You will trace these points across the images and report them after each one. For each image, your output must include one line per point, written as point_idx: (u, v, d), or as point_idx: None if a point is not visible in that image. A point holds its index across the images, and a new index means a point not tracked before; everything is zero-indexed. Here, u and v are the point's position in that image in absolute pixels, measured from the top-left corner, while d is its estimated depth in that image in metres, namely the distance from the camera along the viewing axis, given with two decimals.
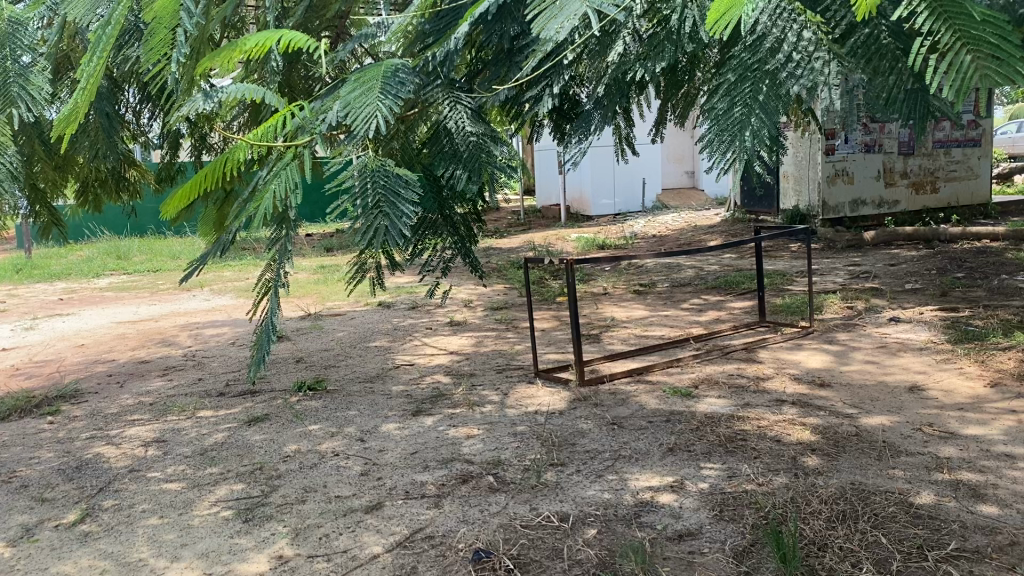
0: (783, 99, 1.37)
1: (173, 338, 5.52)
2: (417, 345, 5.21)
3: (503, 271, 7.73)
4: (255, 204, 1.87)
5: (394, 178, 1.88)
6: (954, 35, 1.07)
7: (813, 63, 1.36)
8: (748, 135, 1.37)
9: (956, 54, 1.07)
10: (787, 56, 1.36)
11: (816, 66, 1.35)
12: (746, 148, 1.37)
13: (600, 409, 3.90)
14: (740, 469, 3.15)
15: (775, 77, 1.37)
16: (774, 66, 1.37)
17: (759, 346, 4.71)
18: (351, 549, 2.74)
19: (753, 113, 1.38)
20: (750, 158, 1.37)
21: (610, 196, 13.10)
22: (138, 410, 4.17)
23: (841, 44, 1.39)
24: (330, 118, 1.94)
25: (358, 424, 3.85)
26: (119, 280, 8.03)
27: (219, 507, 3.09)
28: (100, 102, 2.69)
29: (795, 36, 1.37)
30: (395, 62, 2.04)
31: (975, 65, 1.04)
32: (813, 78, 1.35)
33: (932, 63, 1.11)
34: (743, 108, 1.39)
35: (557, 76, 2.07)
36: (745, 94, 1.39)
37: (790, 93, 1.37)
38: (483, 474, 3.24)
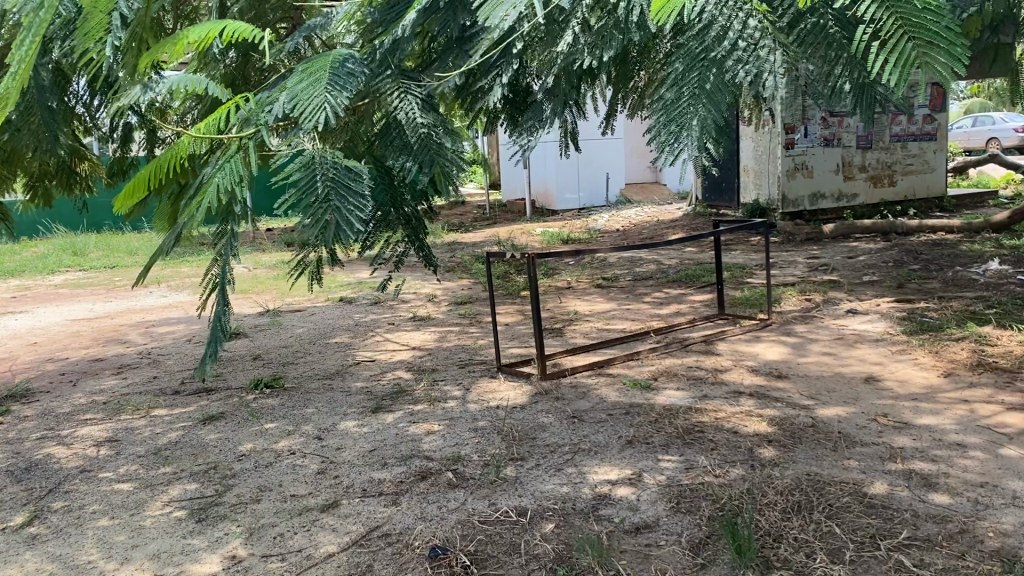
0: (730, 87, 1.35)
1: (129, 335, 5.42)
2: (378, 340, 5.17)
3: (467, 266, 7.70)
4: (198, 198, 1.85)
5: (343, 171, 1.86)
6: (896, 22, 1.10)
7: (759, 51, 1.35)
8: (696, 125, 1.35)
9: (898, 42, 1.09)
10: (733, 44, 1.35)
11: (762, 53, 1.34)
12: (694, 138, 1.34)
13: (561, 403, 3.89)
14: (698, 460, 3.17)
15: (721, 65, 1.35)
16: (720, 54, 1.35)
17: (719, 338, 4.74)
18: (306, 548, 2.70)
19: (700, 103, 1.36)
20: (698, 148, 1.33)
21: (574, 191, 13.13)
22: (91, 410, 4.08)
23: (787, 32, 1.38)
24: (275, 109, 1.90)
25: (316, 421, 3.80)
26: (74, 277, 7.88)
27: (172, 507, 3.04)
28: (43, 95, 2.60)
29: (741, 24, 1.36)
30: (344, 53, 2.01)
31: (916, 54, 1.08)
32: (758, 66, 1.33)
33: (873, 51, 1.14)
34: (691, 99, 1.37)
35: (507, 65, 2.09)
36: (693, 85, 1.37)
37: (736, 81, 1.34)
38: (442, 470, 3.22)
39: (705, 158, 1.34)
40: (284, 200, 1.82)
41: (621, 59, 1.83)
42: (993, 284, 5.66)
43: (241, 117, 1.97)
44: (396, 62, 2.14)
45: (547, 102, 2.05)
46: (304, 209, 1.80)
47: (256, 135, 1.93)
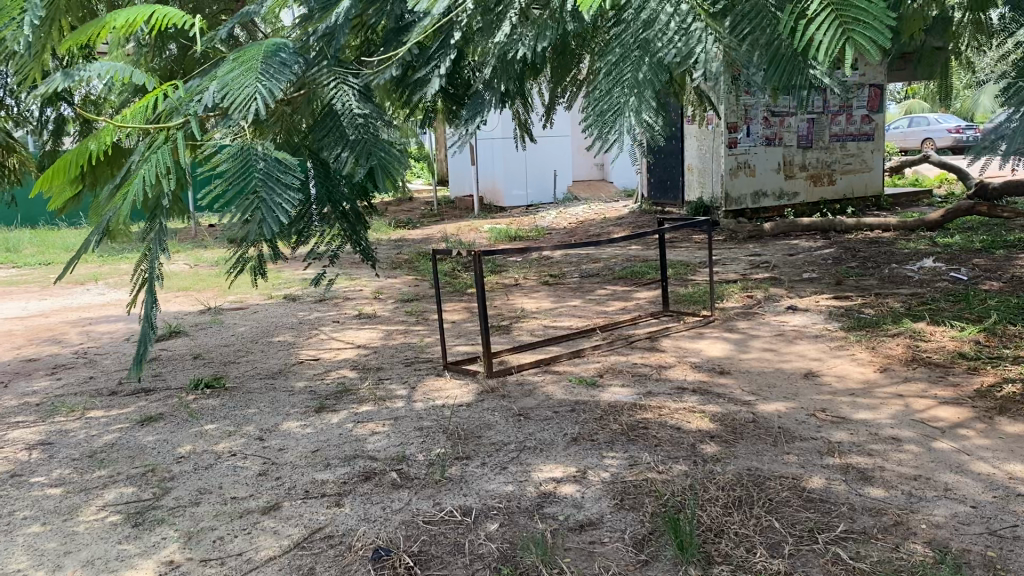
0: (662, 72, 1.38)
1: (63, 335, 5.26)
2: (322, 339, 5.11)
3: (414, 262, 7.66)
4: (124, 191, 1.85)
5: (273, 161, 1.82)
6: (823, 3, 1.22)
7: (691, 36, 1.37)
8: (630, 112, 1.37)
9: (826, 19, 1.21)
10: (664, 25, 1.39)
11: (694, 35, 1.37)
12: (627, 127, 1.36)
13: (507, 400, 3.89)
14: (641, 457, 3.20)
15: (653, 49, 1.38)
16: (650, 36, 1.39)
17: (663, 335, 4.79)
18: (246, 552, 2.66)
19: (635, 93, 1.38)
20: (632, 135, 1.35)
21: (522, 187, 13.15)
22: (22, 412, 3.95)
23: (720, 18, 1.38)
24: (205, 99, 1.88)
25: (258, 422, 3.74)
26: (7, 274, 7.63)
27: (107, 512, 2.96)
28: None
29: (673, 8, 1.40)
30: (277, 42, 2.00)
31: (843, 31, 1.19)
32: (690, 46, 1.36)
33: (801, 28, 1.25)
34: (625, 88, 1.39)
35: (444, 57, 2.12)
36: (628, 74, 1.38)
37: (668, 66, 1.38)
38: (386, 470, 3.19)
39: (638, 146, 1.35)
40: (210, 189, 1.78)
41: (557, 52, 1.90)
42: (927, 281, 5.83)
43: (173, 109, 1.96)
44: (332, 53, 2.13)
45: (486, 92, 2.08)
46: (230, 198, 1.74)
47: (186, 126, 1.92)
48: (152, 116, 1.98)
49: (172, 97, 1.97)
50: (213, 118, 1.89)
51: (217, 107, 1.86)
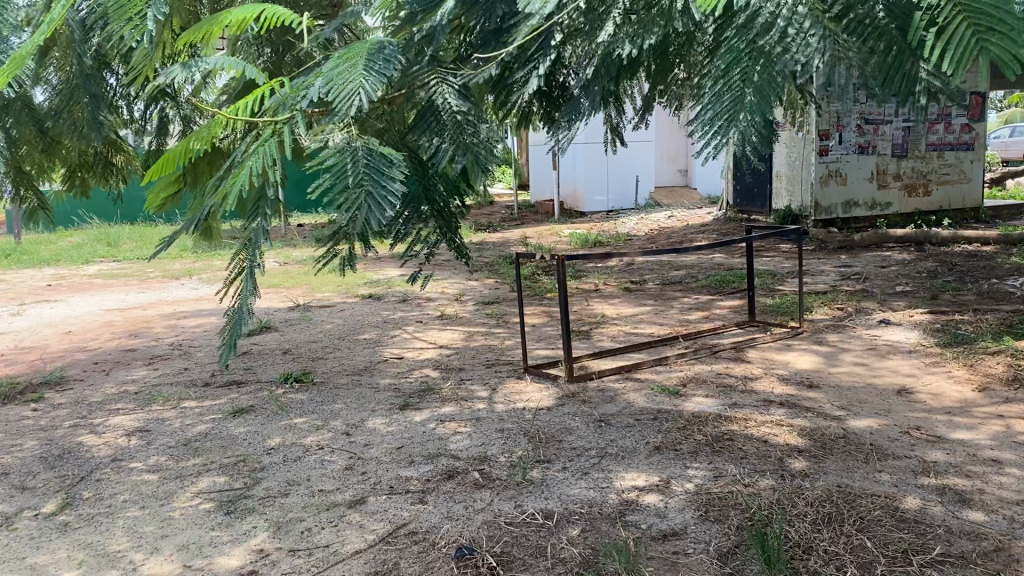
0: (777, 77, 1.36)
1: (160, 327, 5.47)
2: (406, 338, 5.18)
3: (495, 265, 7.71)
4: (232, 180, 1.88)
5: (377, 157, 1.86)
6: (954, 10, 1.13)
7: (807, 43, 1.35)
8: (742, 115, 1.34)
9: (957, 28, 1.12)
10: (781, 33, 1.36)
11: (810, 42, 1.35)
12: (740, 133, 1.34)
13: (588, 406, 3.88)
14: (727, 469, 3.14)
15: (768, 55, 1.36)
16: (768, 44, 1.36)
17: (748, 346, 4.70)
18: (332, 544, 2.71)
19: (747, 92, 1.36)
20: (744, 140, 1.33)
21: (603, 192, 13.10)
22: (122, 399, 4.12)
23: (838, 20, 1.36)
24: (311, 94, 1.94)
25: (344, 417, 3.82)
26: (108, 268, 7.97)
27: (201, 499, 3.06)
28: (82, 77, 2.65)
29: (787, 12, 1.37)
30: (380, 42, 2.04)
31: (975, 41, 1.09)
32: (806, 55, 1.35)
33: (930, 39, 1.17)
34: (737, 88, 1.36)
35: (544, 58, 2.11)
36: (740, 74, 1.36)
37: (783, 71, 1.36)
38: (469, 470, 3.21)
39: (744, 151, 1.34)
40: (319, 182, 1.82)
41: (659, 54, 1.91)
42: None
43: (279, 104, 2.01)
44: (432, 52, 2.16)
45: (584, 97, 2.09)
46: (336, 191, 1.78)
47: (292, 120, 1.97)
48: (260, 110, 2.05)
49: (278, 93, 2.04)
50: (318, 113, 1.94)
51: (323, 102, 1.92)
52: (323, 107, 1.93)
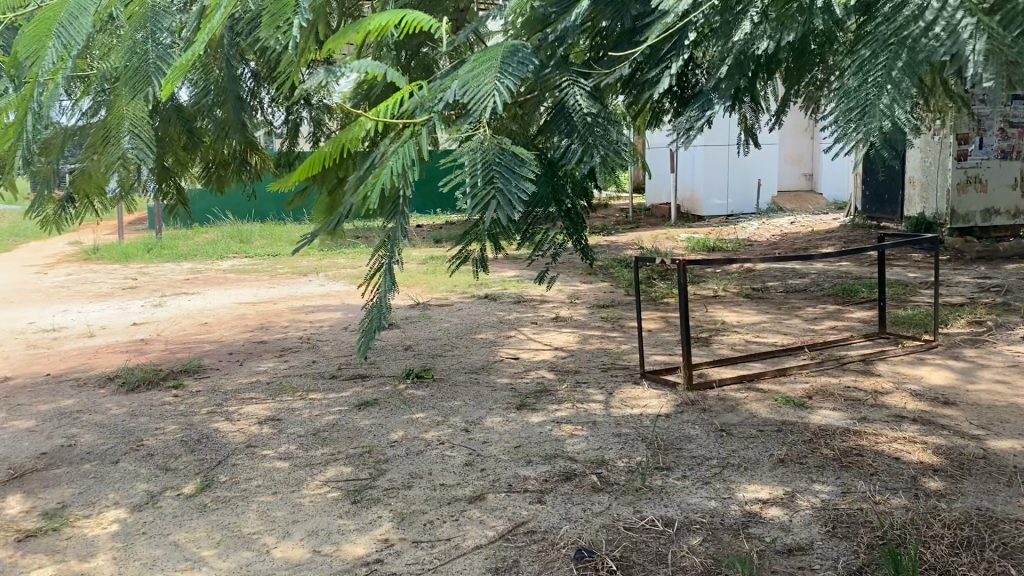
0: (919, 70, 1.36)
1: (289, 320, 5.71)
2: (522, 339, 5.23)
3: (610, 268, 7.68)
4: (373, 179, 1.95)
5: (509, 155, 1.88)
6: None
7: (959, 34, 1.33)
8: (880, 109, 1.34)
9: None
10: (927, 25, 1.36)
11: (961, 34, 1.33)
12: (874, 127, 1.34)
13: (708, 414, 3.81)
14: (856, 485, 3.03)
15: (913, 49, 1.36)
16: (913, 34, 1.37)
17: (877, 358, 4.51)
18: (454, 538, 2.77)
19: (886, 88, 1.36)
20: (878, 135, 1.33)
21: (723, 196, 12.85)
22: (255, 389, 4.32)
23: (992, 14, 1.33)
24: (447, 96, 1.98)
25: (463, 414, 3.89)
26: (241, 263, 8.38)
27: (328, 487, 3.18)
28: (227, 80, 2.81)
29: (938, 6, 1.36)
30: (514, 45, 2.06)
31: None
32: (956, 46, 1.32)
33: None
34: (876, 85, 1.37)
35: (677, 56, 2.08)
36: (881, 70, 1.36)
37: (928, 64, 1.35)
38: (587, 473, 3.22)
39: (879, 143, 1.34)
40: (451, 179, 1.86)
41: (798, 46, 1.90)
42: None
43: (419, 107, 2.08)
44: (562, 53, 2.17)
45: (715, 95, 2.03)
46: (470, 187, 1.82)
47: (429, 122, 2.02)
48: (398, 112, 2.11)
49: (416, 95, 2.10)
50: (455, 115, 1.99)
51: (459, 103, 1.96)
52: (459, 108, 1.97)
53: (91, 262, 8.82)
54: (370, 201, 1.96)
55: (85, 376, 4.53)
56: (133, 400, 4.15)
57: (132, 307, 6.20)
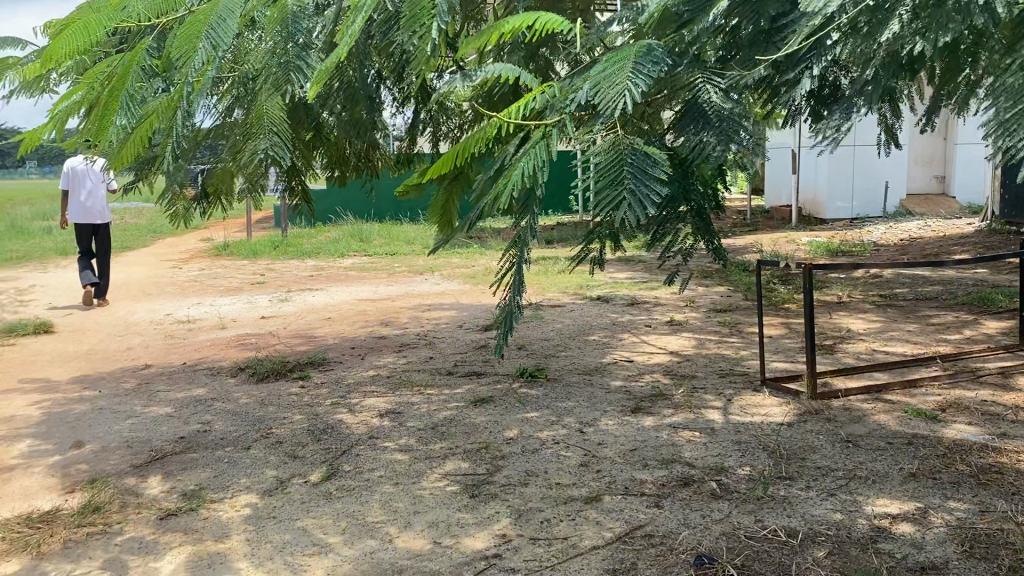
0: None
1: (407, 317, 5.86)
2: (636, 342, 5.19)
3: (727, 272, 7.53)
4: (504, 180, 1.99)
5: (641, 156, 1.87)
6: None
7: None
8: None
9: None
10: None
11: None
12: None
13: (833, 424, 3.69)
14: (995, 504, 2.87)
15: None
16: None
17: (1018, 372, 4.26)
18: (571, 537, 2.78)
19: None
20: None
21: (847, 199, 12.38)
22: (375, 382, 4.46)
23: None
24: (578, 97, 1.98)
25: (578, 415, 3.90)
26: (360, 261, 8.64)
27: (447, 481, 3.25)
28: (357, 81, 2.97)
29: None
30: (648, 45, 2.03)
31: None
32: None
33: None
34: None
35: (818, 59, 2.09)
36: None
37: None
38: (706, 479, 3.17)
39: None
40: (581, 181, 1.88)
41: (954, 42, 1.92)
42: None
43: (551, 108, 2.08)
44: (692, 53, 2.12)
45: (859, 96, 2.18)
46: (601, 188, 1.82)
47: (559, 122, 2.03)
48: (526, 113, 2.11)
49: (547, 96, 2.11)
50: (585, 116, 1.98)
51: (590, 105, 1.95)
52: (590, 109, 1.96)
53: (222, 258, 9.30)
54: (502, 202, 2.00)
55: (218, 365, 4.78)
56: (262, 389, 4.35)
57: (260, 301, 6.50)
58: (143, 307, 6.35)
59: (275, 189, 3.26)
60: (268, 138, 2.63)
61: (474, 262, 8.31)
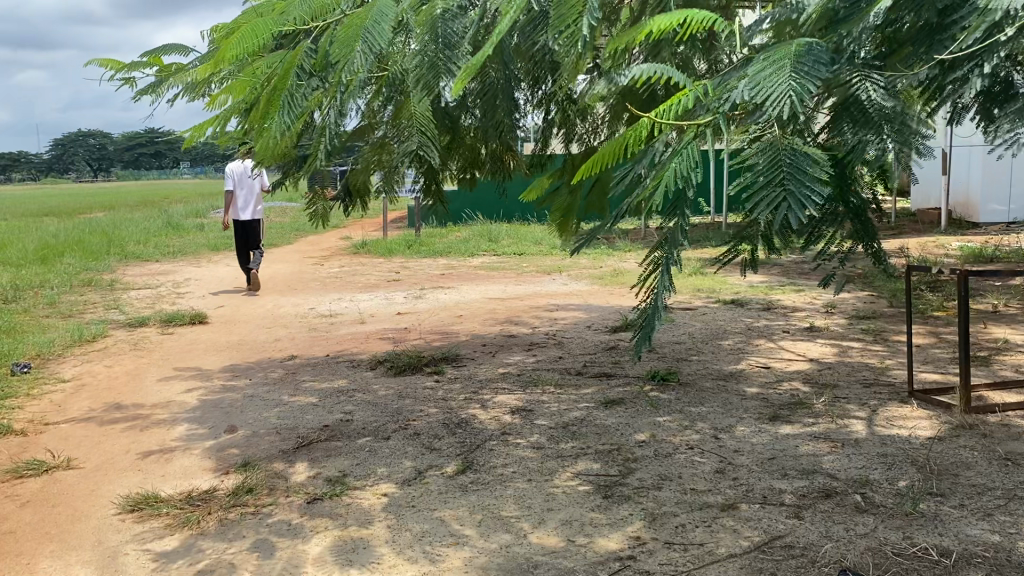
0: None
1: (537, 316, 5.91)
2: (772, 348, 5.06)
3: (869, 277, 7.21)
4: (657, 179, 1.99)
5: (801, 156, 1.82)
6: None
7: None
8: None
9: None
10: None
11: None
12: None
13: (989, 441, 3.48)
14: None
15: None
16: None
17: None
18: (707, 543, 2.74)
19: None
20: None
21: (1003, 203, 11.76)
22: (507, 380, 4.52)
23: None
24: (734, 97, 1.96)
25: (712, 420, 3.83)
26: (490, 261, 8.79)
27: (580, 481, 3.26)
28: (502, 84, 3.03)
29: None
30: (808, 43, 1.98)
31: None
32: None
33: None
34: None
35: (989, 56, 2.02)
36: None
37: None
38: (849, 492, 3.06)
39: None
40: (740, 181, 1.86)
41: None
42: None
43: (704, 107, 2.07)
44: (852, 51, 2.04)
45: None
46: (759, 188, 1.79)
47: (713, 122, 2.01)
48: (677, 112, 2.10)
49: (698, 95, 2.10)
50: (741, 115, 1.96)
51: (747, 104, 1.92)
52: (747, 108, 1.93)
53: (358, 256, 9.65)
54: (654, 200, 2.00)
55: (357, 358, 4.97)
56: (398, 383, 4.49)
57: (395, 298, 6.71)
58: (287, 301, 6.67)
59: (409, 189, 3.40)
60: (417, 136, 2.73)
61: (602, 263, 8.29)
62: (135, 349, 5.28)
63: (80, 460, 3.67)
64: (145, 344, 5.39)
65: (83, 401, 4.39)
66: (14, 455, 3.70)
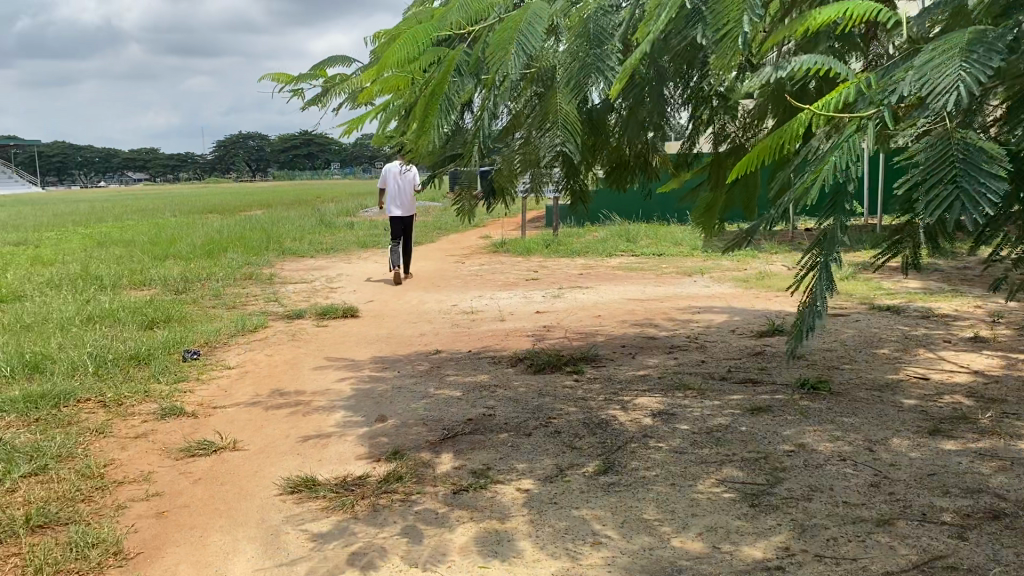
0: None
1: (679, 318, 5.84)
2: (932, 358, 4.79)
3: None
4: (815, 175, 1.93)
5: (976, 152, 1.69)
6: None
7: None
8: None
9: None
10: None
11: None
12: None
13: None
14: None
15: None
16: None
17: None
18: (861, 559, 2.63)
19: None
20: None
21: None
22: (649, 382, 4.49)
23: None
24: (901, 89, 1.86)
25: (866, 432, 3.68)
26: (629, 261, 8.74)
27: (725, 487, 3.21)
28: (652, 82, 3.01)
29: None
30: (982, 31, 1.85)
31: None
32: None
33: None
34: None
35: None
36: None
37: None
38: (1020, 515, 2.86)
39: None
40: (907, 179, 1.76)
41: None
42: None
43: (866, 100, 2.01)
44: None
45: None
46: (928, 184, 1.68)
47: (878, 114, 1.95)
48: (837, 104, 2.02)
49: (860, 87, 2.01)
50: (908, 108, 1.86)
51: (914, 96, 1.82)
52: (915, 101, 1.82)
53: (499, 255, 9.82)
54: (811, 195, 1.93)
55: (499, 355, 5.07)
56: (540, 381, 4.55)
57: (535, 296, 6.79)
58: (431, 298, 6.87)
59: (550, 192, 3.45)
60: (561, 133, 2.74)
61: (746, 265, 8.09)
62: (293, 340, 5.58)
63: (245, 442, 3.93)
64: (301, 335, 5.69)
65: (247, 386, 4.69)
66: (188, 434, 4.00)
